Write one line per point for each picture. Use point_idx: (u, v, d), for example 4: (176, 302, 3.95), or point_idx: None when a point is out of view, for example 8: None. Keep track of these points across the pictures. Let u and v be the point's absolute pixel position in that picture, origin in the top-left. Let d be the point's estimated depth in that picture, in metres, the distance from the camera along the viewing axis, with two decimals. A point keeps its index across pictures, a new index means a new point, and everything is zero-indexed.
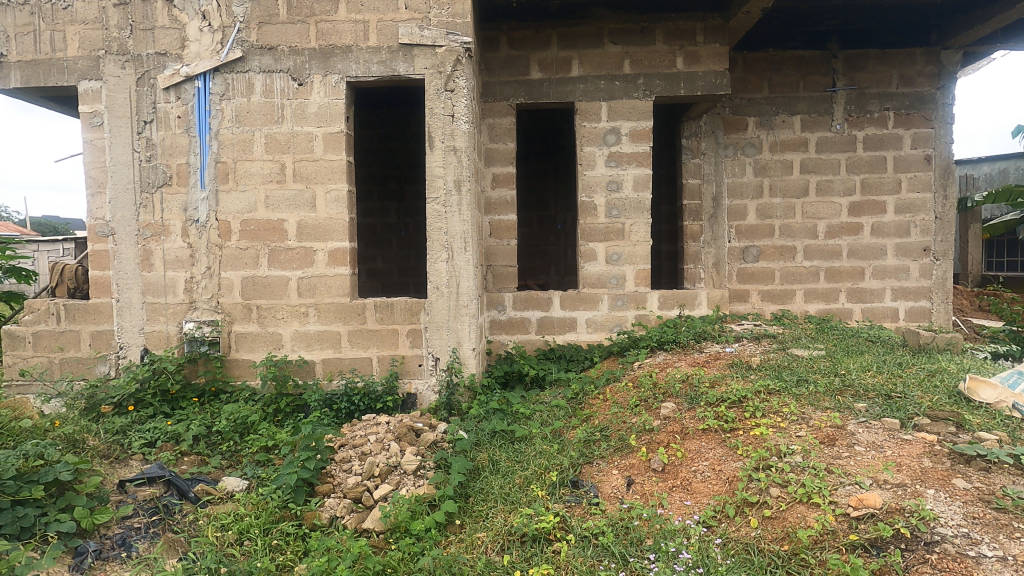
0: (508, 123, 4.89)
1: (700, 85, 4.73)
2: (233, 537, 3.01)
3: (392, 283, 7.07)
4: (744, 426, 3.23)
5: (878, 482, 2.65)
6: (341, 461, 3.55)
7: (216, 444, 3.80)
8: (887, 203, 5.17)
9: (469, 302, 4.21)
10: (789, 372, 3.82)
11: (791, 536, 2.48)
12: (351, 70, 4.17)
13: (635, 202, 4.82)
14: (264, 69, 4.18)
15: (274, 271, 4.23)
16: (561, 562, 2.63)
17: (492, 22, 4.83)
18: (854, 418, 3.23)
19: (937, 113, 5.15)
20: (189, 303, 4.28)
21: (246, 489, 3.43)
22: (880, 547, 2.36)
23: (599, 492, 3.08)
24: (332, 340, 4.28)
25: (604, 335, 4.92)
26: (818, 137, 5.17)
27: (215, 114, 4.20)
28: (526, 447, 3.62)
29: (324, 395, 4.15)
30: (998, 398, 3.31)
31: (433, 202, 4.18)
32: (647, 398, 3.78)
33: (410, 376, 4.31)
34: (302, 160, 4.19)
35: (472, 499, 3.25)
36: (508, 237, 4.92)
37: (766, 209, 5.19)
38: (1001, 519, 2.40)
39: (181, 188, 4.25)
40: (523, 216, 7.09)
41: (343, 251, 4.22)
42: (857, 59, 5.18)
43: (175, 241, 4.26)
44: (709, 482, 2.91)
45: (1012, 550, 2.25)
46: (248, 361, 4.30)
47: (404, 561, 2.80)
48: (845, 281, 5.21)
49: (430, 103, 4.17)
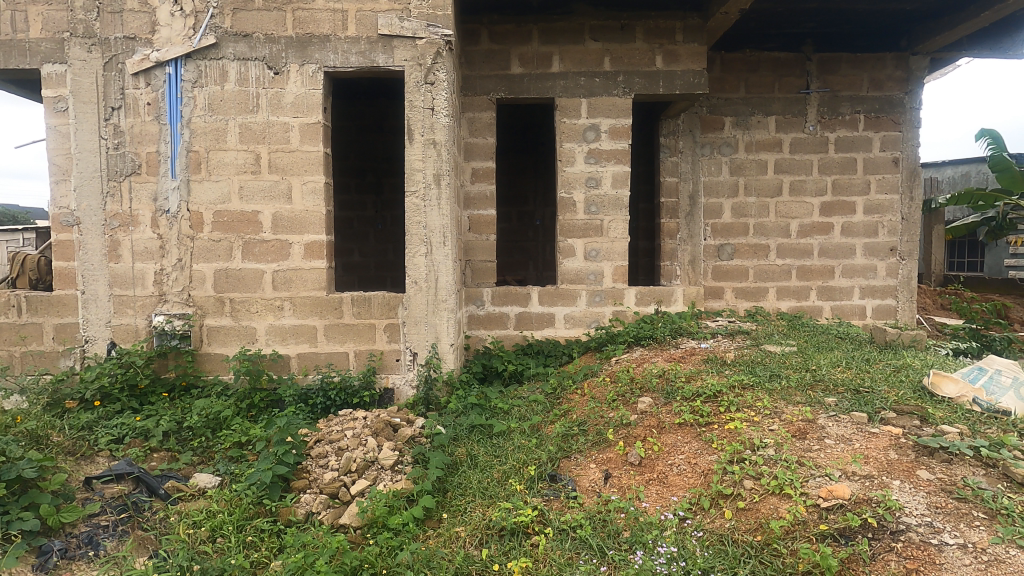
0: (489, 117, 4.87)
1: (678, 84, 4.80)
2: (206, 534, 2.97)
3: (369, 277, 7.00)
4: (719, 420, 3.32)
5: (847, 474, 2.75)
6: (317, 457, 3.53)
7: (187, 440, 3.71)
8: (856, 204, 5.32)
9: (448, 297, 4.20)
10: (762, 368, 3.92)
11: (764, 527, 2.55)
12: (329, 60, 4.10)
13: (614, 199, 4.86)
14: (239, 56, 4.08)
15: (248, 264, 4.15)
16: (539, 555, 2.66)
17: (473, 15, 4.79)
18: (824, 412, 3.34)
19: (905, 117, 5.32)
20: (159, 295, 4.17)
21: (219, 485, 3.37)
22: (849, 537, 2.45)
23: (577, 485, 3.12)
24: (307, 334, 4.22)
25: (582, 331, 4.95)
26: (792, 138, 5.28)
27: (187, 102, 4.09)
28: (505, 442, 3.64)
29: (299, 391, 4.10)
30: (960, 393, 3.44)
31: (412, 195, 4.14)
32: (624, 393, 3.83)
33: (388, 371, 4.28)
34: (278, 150, 4.11)
35: (450, 494, 3.26)
36: (487, 232, 4.91)
37: (741, 208, 5.29)
38: (961, 508, 2.51)
39: (150, 177, 4.13)
40: (503, 211, 7.10)
41: (320, 244, 4.16)
42: (830, 62, 5.31)
43: (144, 231, 4.15)
44: (685, 475, 2.98)
45: (972, 537, 2.37)
46: (220, 355, 4.22)
47: (383, 556, 2.81)
48: (815, 279, 5.35)
49: (409, 95, 4.13)
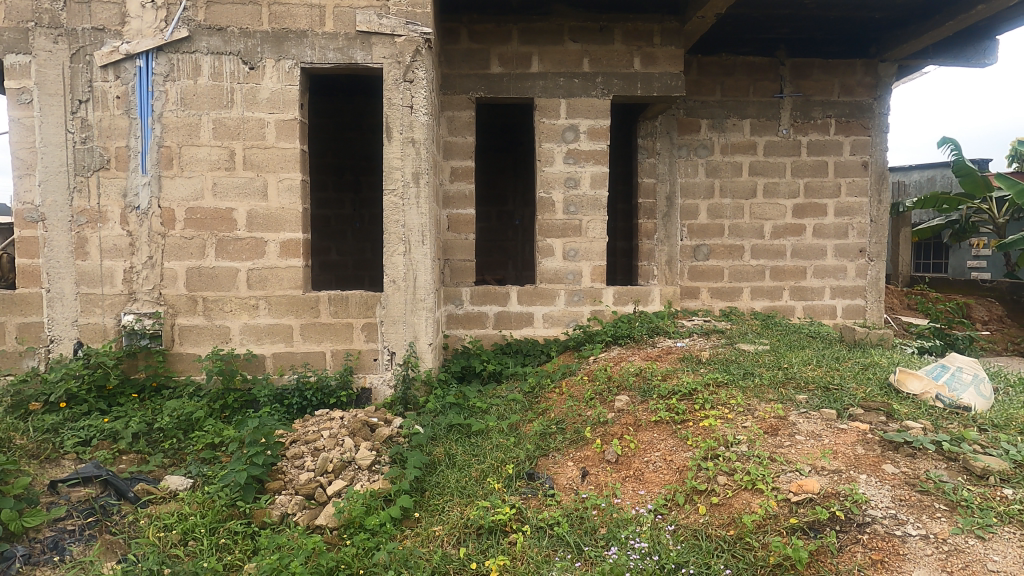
0: (468, 116, 4.86)
1: (656, 85, 4.85)
2: (178, 537, 2.92)
3: (347, 276, 6.92)
4: (694, 417, 3.37)
5: (817, 468, 2.82)
6: (293, 457, 3.48)
7: (158, 441, 3.63)
8: (827, 206, 5.45)
9: (426, 296, 4.19)
10: (736, 366, 3.99)
11: (737, 521, 2.60)
12: (305, 55, 4.04)
13: (592, 199, 4.90)
14: (212, 50, 4.00)
15: (222, 262, 4.08)
16: (516, 553, 2.68)
17: (452, 14, 4.78)
18: (795, 408, 3.42)
19: (873, 122, 5.47)
20: (129, 294, 4.07)
21: (191, 488, 3.30)
22: (817, 530, 2.52)
23: (554, 483, 3.14)
24: (283, 334, 4.16)
25: (560, 330, 4.98)
26: (766, 141, 5.39)
27: (159, 96, 4.00)
28: (483, 441, 3.64)
29: (274, 391, 4.05)
30: (924, 389, 3.53)
31: (390, 194, 4.11)
32: (601, 391, 3.88)
33: (365, 370, 4.25)
34: (253, 147, 4.04)
35: (428, 493, 3.26)
36: (465, 231, 4.91)
37: (716, 209, 5.38)
38: (924, 501, 2.60)
39: (119, 172, 4.03)
40: (482, 211, 7.09)
41: (296, 243, 4.10)
42: (803, 68, 5.43)
43: (113, 228, 4.04)
44: (661, 472, 3.02)
45: (934, 528, 2.46)
46: (193, 355, 4.14)
47: (359, 556, 2.80)
48: (788, 279, 5.47)
49: (388, 93, 4.09)
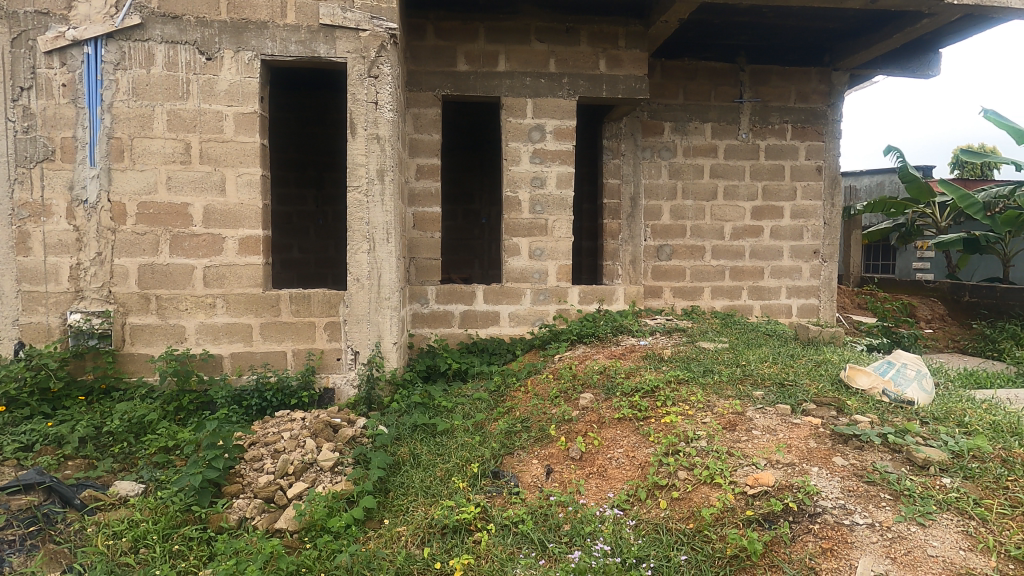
0: (434, 114, 4.82)
1: (621, 88, 4.92)
2: (128, 545, 2.81)
3: (309, 274, 6.77)
4: (656, 414, 3.44)
5: (772, 462, 2.92)
6: (252, 459, 3.40)
7: (107, 446, 3.48)
8: (784, 208, 5.63)
9: (392, 294, 4.14)
10: (696, 364, 4.09)
11: (696, 515, 2.67)
12: (266, 47, 3.94)
13: (558, 199, 4.93)
14: (167, 39, 3.85)
15: (176, 259, 3.94)
16: (481, 551, 2.68)
17: (419, 10, 4.73)
18: (752, 404, 3.53)
19: (827, 128, 5.69)
20: (76, 292, 3.88)
21: (142, 493, 3.18)
22: (772, 521, 2.60)
23: (519, 481, 3.16)
24: (242, 333, 4.05)
25: (526, 328, 5.00)
26: (726, 144, 5.53)
27: (108, 85, 3.83)
28: (448, 441, 3.62)
29: (232, 392, 3.94)
30: (872, 385, 3.69)
31: (354, 191, 4.05)
32: (566, 389, 3.92)
33: (328, 370, 4.17)
34: (210, 140, 3.91)
35: (392, 494, 3.23)
36: (431, 229, 4.87)
37: (679, 210, 5.49)
38: (871, 491, 2.72)
39: (65, 164, 3.83)
40: (448, 209, 7.05)
41: (255, 239, 3.99)
42: (761, 74, 5.59)
43: (58, 222, 3.84)
44: (623, 468, 3.08)
45: (879, 516, 2.58)
46: (145, 355, 3.98)
47: (321, 560, 2.76)
48: (747, 279, 5.63)
49: (352, 88, 4.02)
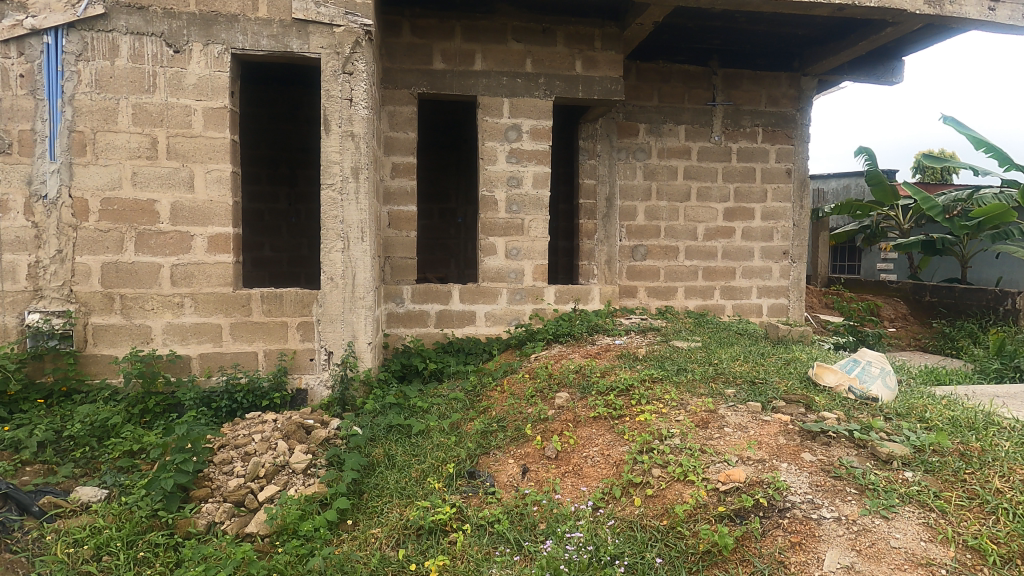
0: (410, 112, 4.78)
1: (596, 89, 4.96)
2: (90, 552, 2.72)
3: (281, 273, 6.64)
4: (631, 412, 3.48)
5: (743, 458, 2.98)
6: (221, 462, 3.33)
7: (67, 451, 3.35)
8: (754, 210, 5.75)
9: (366, 294, 4.09)
10: (670, 362, 4.15)
11: (669, 512, 2.71)
12: (237, 41, 3.84)
13: (534, 199, 4.94)
14: (132, 30, 3.73)
15: (142, 257, 3.82)
16: (456, 552, 2.68)
17: (394, 7, 4.68)
18: (724, 402, 3.60)
19: (796, 132, 5.83)
20: (34, 291, 3.74)
21: (105, 499, 3.07)
22: (743, 516, 2.65)
23: (495, 481, 3.15)
24: (211, 333, 3.95)
25: (503, 328, 5.00)
26: (699, 146, 5.62)
27: (70, 76, 3.69)
28: (423, 441, 3.60)
29: (201, 393, 3.84)
30: (838, 381, 3.80)
31: (328, 188, 3.99)
32: (542, 388, 3.93)
33: (301, 371, 4.10)
34: (178, 135, 3.80)
35: (366, 495, 3.20)
36: (407, 228, 4.83)
37: (653, 211, 5.56)
38: (837, 485, 2.80)
39: (22, 158, 3.68)
40: (423, 208, 7.00)
41: (225, 237, 3.90)
42: (733, 78, 5.70)
43: (15, 218, 3.69)
44: (598, 466, 3.10)
45: (845, 510, 2.65)
46: (109, 356, 3.85)
47: (293, 564, 2.72)
48: (719, 279, 5.73)
49: (326, 85, 3.96)
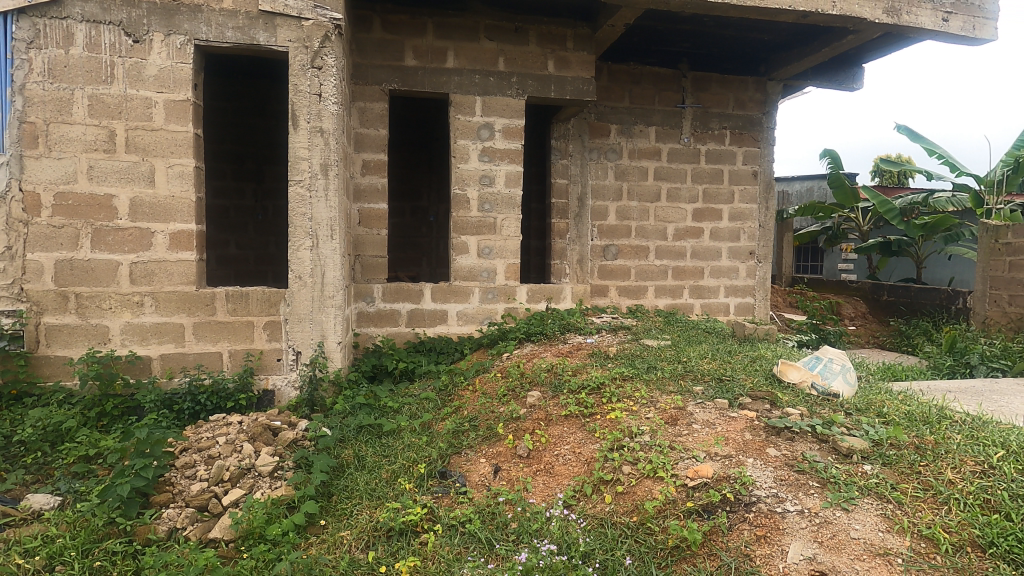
0: (381, 108, 4.72)
1: (568, 89, 4.98)
2: (42, 563, 2.59)
3: (246, 271, 6.48)
4: (602, 410, 3.51)
5: (710, 454, 3.03)
6: (183, 466, 3.23)
7: (17, 457, 3.21)
8: (722, 211, 5.87)
9: (336, 293, 4.02)
10: (640, 360, 4.21)
11: (639, 508, 2.74)
12: (200, 32, 3.73)
13: (506, 197, 4.94)
14: (89, 18, 3.58)
15: (98, 255, 3.67)
16: (428, 553, 2.66)
17: (365, 2, 4.61)
18: (693, 399, 3.67)
19: (762, 135, 5.97)
20: None
21: (59, 506, 2.95)
22: (710, 511, 2.70)
23: (467, 481, 3.14)
24: (173, 333, 3.82)
25: (475, 327, 4.98)
26: (669, 148, 5.70)
27: (20, 65, 3.52)
28: (394, 441, 3.56)
29: (162, 395, 3.72)
30: (801, 379, 3.90)
31: (297, 185, 3.90)
32: (514, 387, 3.93)
33: (268, 371, 4.01)
34: (138, 128, 3.67)
35: (335, 498, 3.15)
36: (377, 226, 4.77)
37: (624, 211, 5.61)
38: (801, 479, 2.88)
39: None
40: (394, 206, 6.92)
41: (188, 234, 3.77)
42: (702, 81, 5.80)
43: None
44: (570, 464, 3.12)
45: (807, 503, 2.73)
46: (63, 358, 3.69)
47: (259, 568, 2.66)
48: (687, 279, 5.83)
49: (294, 79, 3.88)
